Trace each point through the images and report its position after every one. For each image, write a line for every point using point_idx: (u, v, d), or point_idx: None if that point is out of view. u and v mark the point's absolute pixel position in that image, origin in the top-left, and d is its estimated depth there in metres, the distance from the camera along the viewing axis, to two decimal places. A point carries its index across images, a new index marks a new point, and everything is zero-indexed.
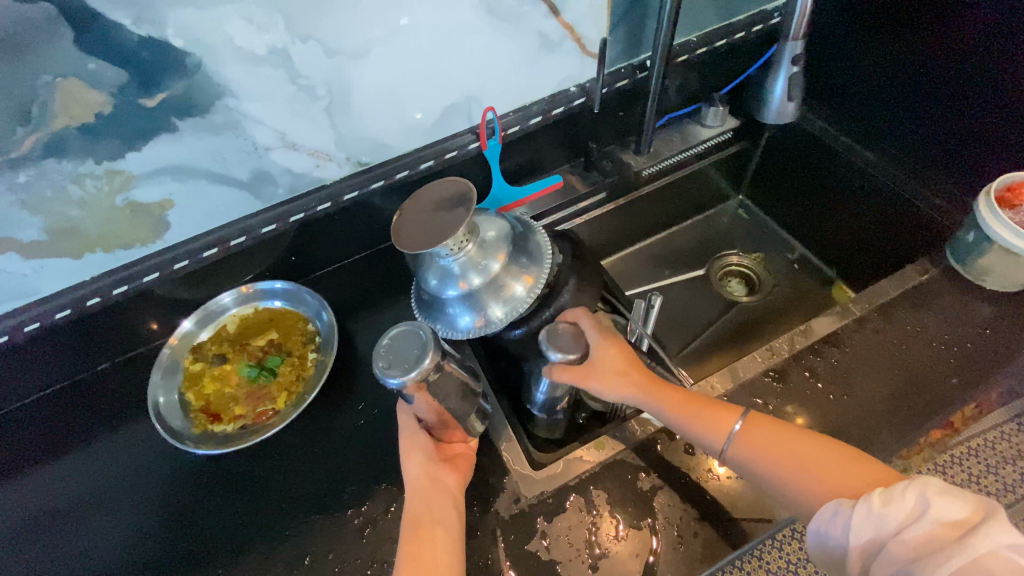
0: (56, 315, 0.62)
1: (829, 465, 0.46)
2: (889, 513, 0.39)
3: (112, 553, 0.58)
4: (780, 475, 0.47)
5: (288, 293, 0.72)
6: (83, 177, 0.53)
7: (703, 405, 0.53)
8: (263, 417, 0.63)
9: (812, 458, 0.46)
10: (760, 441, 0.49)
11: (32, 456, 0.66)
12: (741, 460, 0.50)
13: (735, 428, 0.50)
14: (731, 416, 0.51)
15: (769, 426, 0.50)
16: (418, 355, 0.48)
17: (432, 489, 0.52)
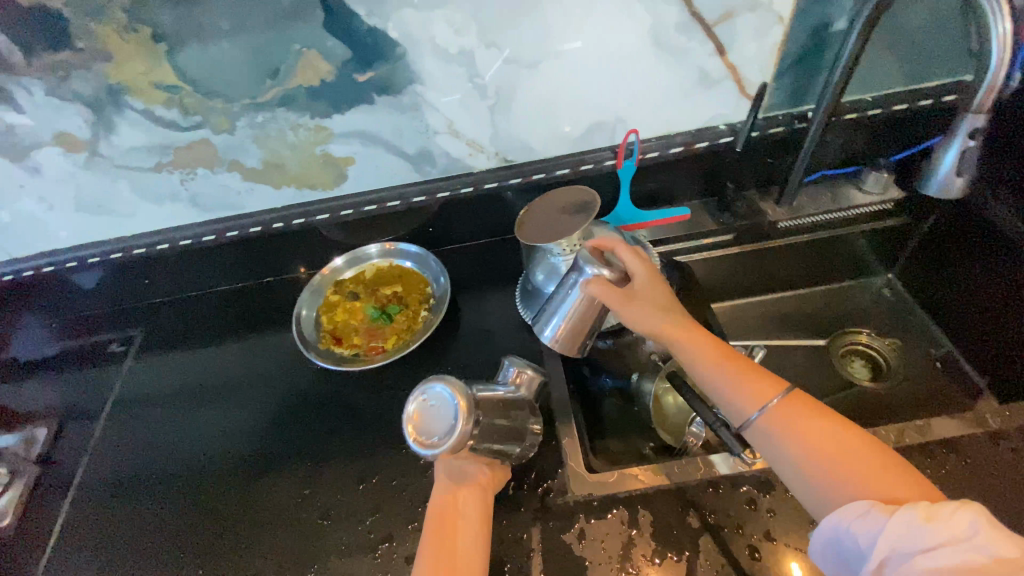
0: (251, 229, 0.78)
1: (865, 463, 0.44)
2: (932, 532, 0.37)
3: (238, 425, 0.72)
4: (806, 448, 0.46)
5: (419, 257, 0.82)
6: (299, 126, 0.68)
7: (752, 366, 0.52)
8: (372, 351, 0.74)
9: (835, 444, 0.45)
10: (790, 420, 0.48)
11: (205, 333, 0.84)
12: (771, 427, 0.48)
13: (777, 400, 0.49)
14: (772, 390, 0.50)
15: (814, 406, 0.48)
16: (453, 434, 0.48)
17: (457, 481, 0.56)
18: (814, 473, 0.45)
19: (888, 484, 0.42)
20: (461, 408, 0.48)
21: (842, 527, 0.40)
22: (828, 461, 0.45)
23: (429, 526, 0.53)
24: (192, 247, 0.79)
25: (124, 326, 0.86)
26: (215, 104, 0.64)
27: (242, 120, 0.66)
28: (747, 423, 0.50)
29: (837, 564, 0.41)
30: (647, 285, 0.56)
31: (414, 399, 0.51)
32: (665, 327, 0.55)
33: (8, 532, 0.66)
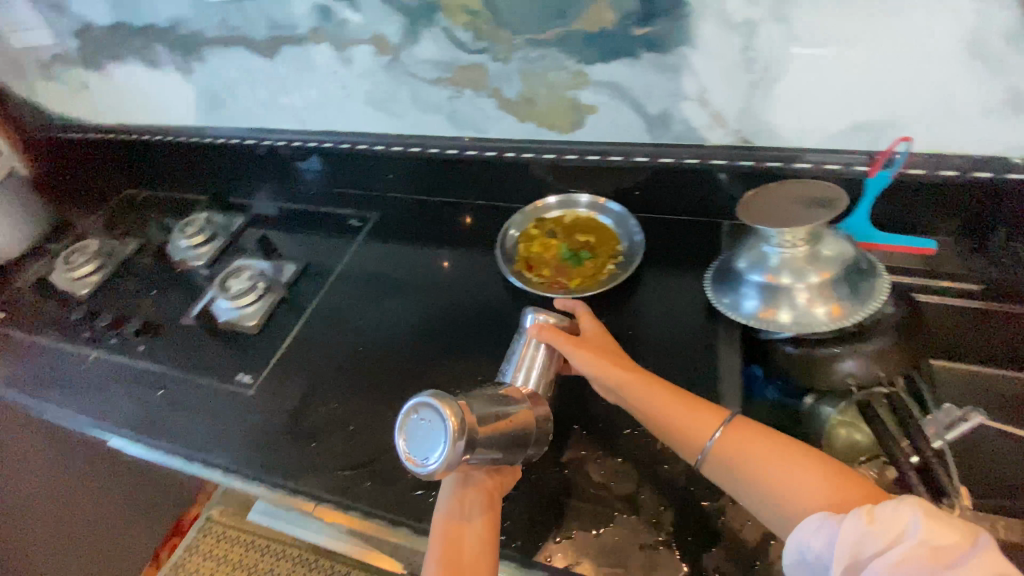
0: (485, 152, 0.87)
1: (785, 460, 0.48)
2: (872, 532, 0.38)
3: (430, 312, 0.83)
4: (762, 469, 0.49)
5: (620, 217, 0.85)
6: (563, 68, 0.74)
7: (692, 410, 0.55)
8: (557, 285, 0.79)
9: (768, 452, 0.50)
10: (736, 444, 0.51)
11: (417, 232, 0.96)
12: (722, 466, 0.51)
13: (721, 431, 0.52)
14: (713, 419, 0.53)
15: (755, 431, 0.52)
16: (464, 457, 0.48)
17: (462, 486, 0.55)
18: (761, 488, 0.48)
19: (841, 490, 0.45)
20: (451, 425, 0.47)
21: (802, 540, 0.42)
22: (773, 479, 0.48)
23: (436, 537, 0.52)
24: (433, 158, 0.91)
25: (359, 208, 1.01)
26: (504, 34, 0.73)
27: (518, 52, 0.74)
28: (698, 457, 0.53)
29: None
30: (594, 332, 0.67)
31: (402, 422, 0.49)
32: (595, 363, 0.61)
33: (251, 332, 0.83)
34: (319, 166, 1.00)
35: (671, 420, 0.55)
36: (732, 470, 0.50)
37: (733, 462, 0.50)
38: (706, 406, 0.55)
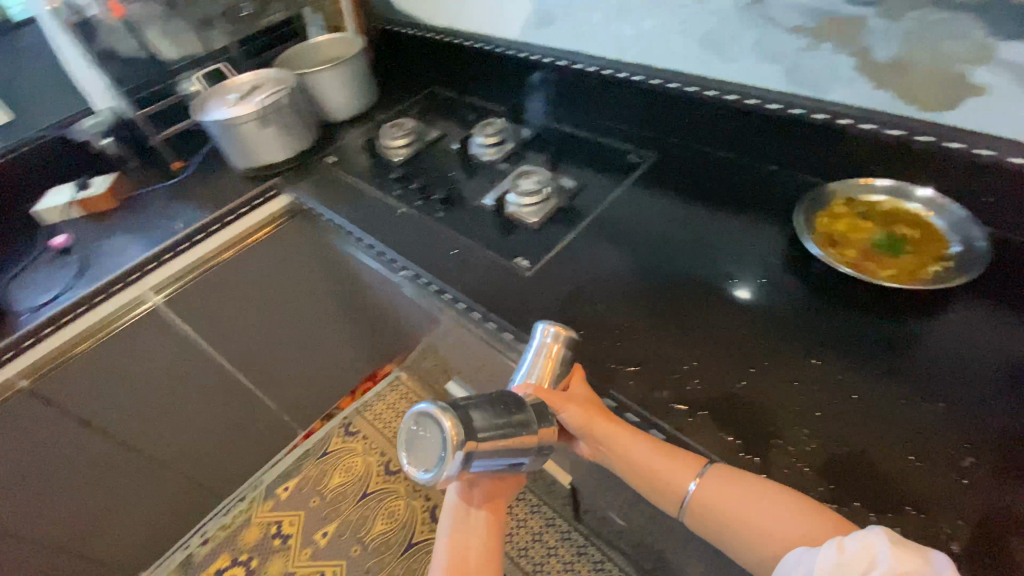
0: (816, 114, 0.82)
1: (757, 504, 0.53)
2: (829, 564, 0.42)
3: (699, 258, 0.82)
4: (733, 523, 0.53)
5: (957, 219, 0.74)
6: (967, 38, 0.66)
7: (664, 456, 0.59)
8: (862, 268, 0.74)
9: (744, 508, 0.53)
10: (714, 500, 0.55)
11: (694, 179, 0.95)
12: (699, 519, 0.56)
13: (703, 473, 0.57)
14: (688, 475, 0.57)
15: (734, 476, 0.56)
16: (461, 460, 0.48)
17: (465, 499, 0.62)
18: (751, 544, 0.52)
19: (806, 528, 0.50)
20: (449, 439, 0.47)
21: (787, 570, 0.46)
22: (750, 534, 0.52)
23: (442, 558, 0.60)
24: (745, 109, 0.88)
25: (643, 144, 1.03)
26: None
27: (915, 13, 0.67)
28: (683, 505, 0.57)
29: None
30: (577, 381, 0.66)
31: (403, 429, 0.52)
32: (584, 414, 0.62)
33: (533, 226, 0.92)
34: (614, 97, 1.04)
35: (645, 464, 0.59)
36: (713, 523, 0.55)
37: (708, 522, 0.55)
38: (680, 452, 0.59)
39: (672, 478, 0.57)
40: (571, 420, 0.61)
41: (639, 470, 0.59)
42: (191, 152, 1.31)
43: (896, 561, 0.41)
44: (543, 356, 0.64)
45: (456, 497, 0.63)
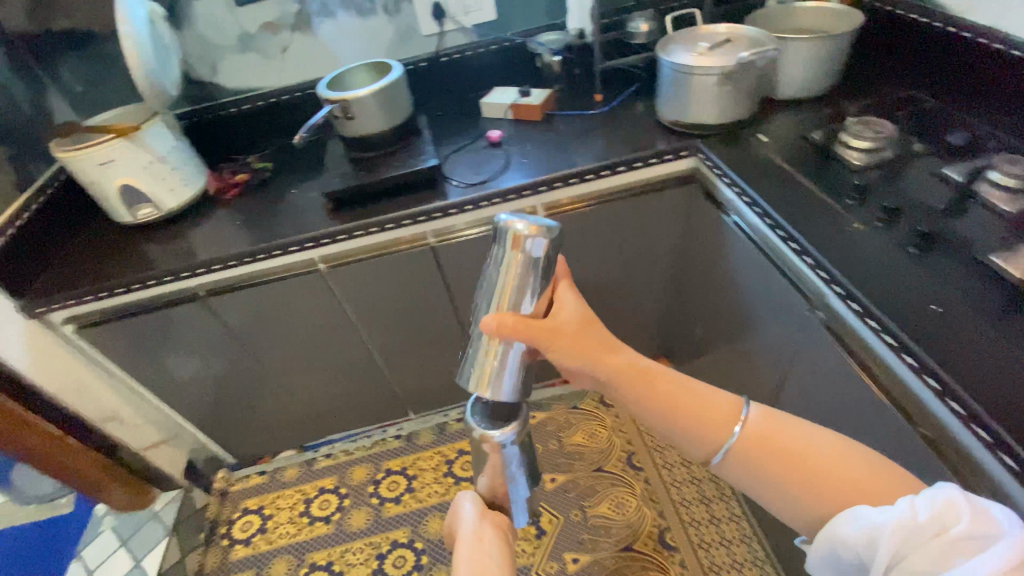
0: None
1: (816, 459, 0.62)
2: (895, 535, 0.51)
3: None
4: (783, 480, 0.62)
5: None
6: None
7: (690, 392, 0.67)
8: None
9: (788, 455, 0.63)
10: (755, 449, 0.64)
11: None
12: (739, 468, 0.65)
13: (742, 425, 0.65)
14: (724, 427, 0.65)
15: (777, 430, 0.65)
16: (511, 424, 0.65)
17: (476, 520, 0.76)
18: (797, 489, 0.62)
19: (867, 483, 0.59)
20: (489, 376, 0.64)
21: (846, 524, 0.57)
22: (801, 490, 0.61)
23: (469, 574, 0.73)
24: None
25: None
26: None
27: None
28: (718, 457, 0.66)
29: (843, 551, 0.57)
30: (564, 304, 0.67)
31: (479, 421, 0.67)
32: (585, 355, 0.65)
33: None
34: None
35: (666, 406, 0.66)
36: (755, 478, 0.64)
37: (751, 472, 0.64)
38: (707, 394, 0.68)
39: (713, 434, 0.65)
40: (563, 352, 0.64)
41: (665, 416, 0.66)
42: (615, 90, 1.32)
43: (959, 524, 0.50)
44: (517, 262, 0.61)
45: (467, 522, 0.77)
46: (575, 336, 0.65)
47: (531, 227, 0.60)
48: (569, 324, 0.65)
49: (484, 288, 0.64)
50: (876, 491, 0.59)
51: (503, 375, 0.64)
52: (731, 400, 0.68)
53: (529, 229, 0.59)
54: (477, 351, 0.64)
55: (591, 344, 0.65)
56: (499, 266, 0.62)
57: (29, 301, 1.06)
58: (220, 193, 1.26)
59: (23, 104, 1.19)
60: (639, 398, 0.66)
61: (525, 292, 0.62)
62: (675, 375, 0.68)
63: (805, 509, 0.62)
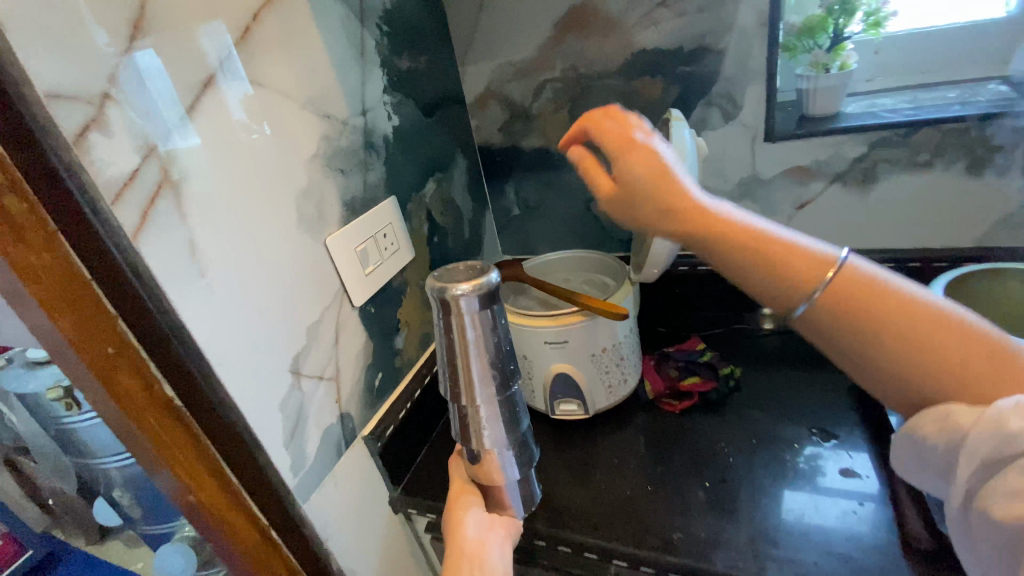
0: None
1: (932, 334, 0.40)
2: (963, 440, 0.39)
3: None
4: (892, 359, 0.41)
5: None
6: None
7: (758, 234, 0.44)
8: None
9: (892, 308, 0.40)
10: (839, 292, 0.41)
11: None
12: (828, 331, 0.43)
13: (830, 280, 0.42)
14: (808, 269, 0.42)
15: (870, 287, 0.41)
16: (507, 420, 0.57)
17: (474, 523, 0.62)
18: (914, 376, 0.41)
19: (1011, 376, 0.39)
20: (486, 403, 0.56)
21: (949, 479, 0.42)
22: (903, 374, 0.41)
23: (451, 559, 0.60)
24: None
25: None
26: None
27: None
28: (793, 312, 0.44)
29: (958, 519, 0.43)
30: (642, 156, 0.45)
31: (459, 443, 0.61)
32: (652, 200, 0.45)
33: None
34: None
35: (735, 257, 0.44)
36: (833, 348, 0.43)
37: (825, 331, 0.43)
38: (809, 248, 0.44)
39: (797, 291, 0.42)
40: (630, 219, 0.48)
41: (738, 276, 0.45)
42: None
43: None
44: (474, 324, 0.52)
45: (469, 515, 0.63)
46: (656, 173, 0.45)
47: (470, 285, 0.51)
48: (650, 161, 0.45)
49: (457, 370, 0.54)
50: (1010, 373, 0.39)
51: (488, 422, 0.57)
52: (815, 247, 0.44)
53: (467, 288, 0.50)
54: (470, 424, 0.56)
55: (664, 187, 0.45)
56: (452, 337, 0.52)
57: (406, 496, 0.76)
58: (659, 397, 0.82)
59: (464, 225, 0.99)
60: (715, 251, 0.45)
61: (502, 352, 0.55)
62: (730, 207, 0.46)
63: (897, 387, 0.42)
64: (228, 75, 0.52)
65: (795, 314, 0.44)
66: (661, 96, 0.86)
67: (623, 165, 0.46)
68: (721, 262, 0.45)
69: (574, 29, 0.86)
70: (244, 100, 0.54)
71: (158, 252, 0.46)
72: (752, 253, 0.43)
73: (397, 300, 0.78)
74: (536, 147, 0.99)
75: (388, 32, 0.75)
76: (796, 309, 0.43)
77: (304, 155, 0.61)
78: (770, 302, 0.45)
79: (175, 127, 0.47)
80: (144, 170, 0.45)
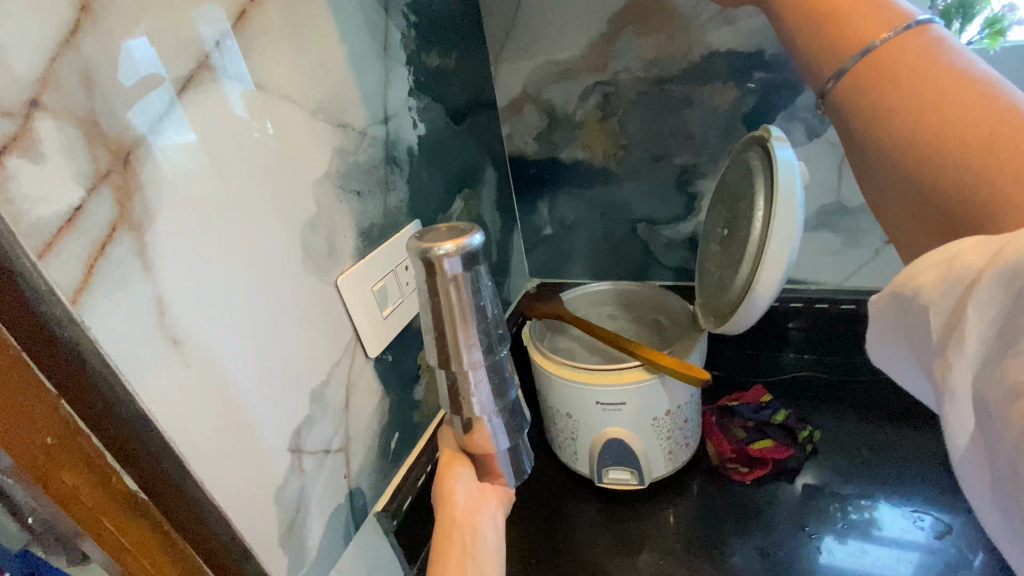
0: None
1: (928, 106, 0.33)
2: (972, 295, 0.27)
3: None
4: (894, 138, 0.35)
5: None
6: None
7: (843, 13, 0.40)
8: None
9: (934, 97, 0.33)
10: (877, 76, 0.37)
11: None
12: (845, 106, 0.39)
13: (877, 45, 0.37)
14: (866, 38, 0.38)
15: (918, 61, 0.35)
16: (494, 385, 0.50)
17: (466, 491, 0.51)
18: (909, 146, 0.34)
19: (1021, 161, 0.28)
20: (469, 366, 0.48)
21: (899, 323, 0.33)
22: (898, 156, 0.34)
23: (444, 530, 0.49)
24: None
25: None
26: None
27: None
28: (824, 96, 0.41)
29: (888, 338, 0.34)
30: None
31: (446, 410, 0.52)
32: None
33: None
34: None
35: (821, 22, 0.41)
36: (850, 121, 0.39)
37: (849, 109, 0.38)
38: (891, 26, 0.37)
39: (847, 48, 0.39)
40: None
41: (805, 34, 0.43)
42: None
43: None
44: (462, 287, 0.46)
45: (459, 480, 0.52)
46: None
47: (454, 245, 0.45)
48: None
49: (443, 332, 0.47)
50: (999, 142, 0.30)
51: (475, 386, 0.49)
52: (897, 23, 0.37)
53: (449, 249, 0.44)
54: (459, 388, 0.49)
55: None
56: (439, 298, 0.46)
57: None
58: (725, 462, 0.71)
59: (492, 247, 0.86)
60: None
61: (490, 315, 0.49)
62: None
63: (888, 152, 0.35)
64: (222, 59, 0.40)
65: (827, 93, 0.41)
66: (732, 106, 0.74)
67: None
68: (789, 37, 0.45)
69: (633, 25, 0.73)
70: (243, 94, 0.41)
71: (113, 318, 0.33)
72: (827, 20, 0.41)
73: (418, 343, 0.66)
74: (578, 159, 0.86)
75: (417, 23, 0.62)
76: (829, 85, 0.40)
77: (313, 175, 0.48)
78: (813, 74, 0.42)
79: (151, 129, 0.35)
80: (94, 205, 0.32)
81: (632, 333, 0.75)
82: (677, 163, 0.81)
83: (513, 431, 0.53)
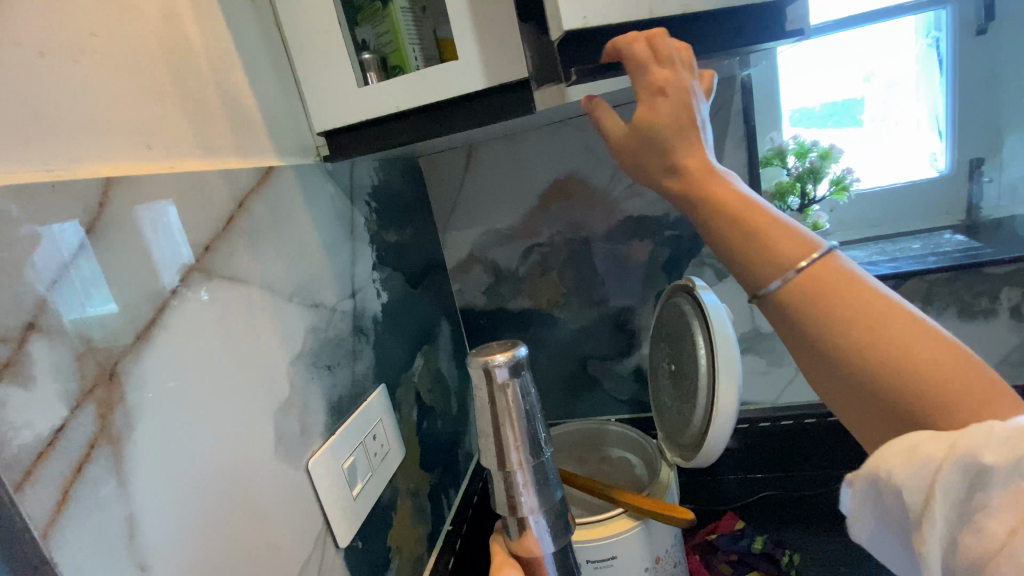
0: None
1: (895, 332, 0.31)
2: (938, 481, 0.28)
3: None
4: (867, 363, 0.32)
5: None
6: None
7: (766, 220, 0.37)
8: None
9: (899, 327, 0.32)
10: (827, 291, 0.34)
11: None
12: (795, 314, 0.35)
13: (809, 265, 0.35)
14: (800, 252, 0.35)
15: (860, 285, 0.34)
16: (541, 486, 0.47)
17: None
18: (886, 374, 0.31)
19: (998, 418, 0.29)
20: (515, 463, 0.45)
21: (875, 510, 0.33)
22: (872, 380, 0.32)
23: None
24: None
25: None
26: None
27: None
28: (764, 292, 0.36)
29: (864, 521, 0.34)
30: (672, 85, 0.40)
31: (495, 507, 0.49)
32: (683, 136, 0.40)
33: None
34: None
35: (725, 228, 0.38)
36: (791, 335, 0.36)
37: (795, 318, 0.35)
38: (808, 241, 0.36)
39: (766, 258, 0.36)
40: (646, 156, 0.42)
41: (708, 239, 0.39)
42: None
43: None
44: (512, 396, 0.45)
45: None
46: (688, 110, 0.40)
47: (506, 355, 0.45)
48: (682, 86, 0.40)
49: (487, 437, 0.46)
50: (975, 393, 0.30)
51: (523, 486, 0.46)
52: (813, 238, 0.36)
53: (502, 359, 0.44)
54: (502, 489, 0.47)
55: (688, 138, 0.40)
56: (487, 403, 0.45)
57: None
58: None
59: (451, 400, 0.86)
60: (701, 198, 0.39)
61: (538, 418, 0.46)
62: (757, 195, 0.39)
63: (860, 374, 0.32)
64: (157, 240, 0.38)
65: (765, 293, 0.36)
66: (653, 256, 0.85)
67: (652, 103, 0.40)
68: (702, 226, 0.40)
69: (560, 197, 0.85)
70: (178, 268, 0.39)
71: (83, 554, 0.29)
72: (750, 224, 0.37)
73: (387, 519, 0.62)
74: (524, 308, 0.93)
75: (377, 208, 0.69)
76: (770, 291, 0.36)
77: (288, 356, 0.49)
78: (741, 273, 0.38)
79: (64, 308, 0.31)
80: (76, 423, 0.30)
81: (604, 477, 0.75)
82: (614, 307, 0.89)
83: (560, 532, 0.49)
